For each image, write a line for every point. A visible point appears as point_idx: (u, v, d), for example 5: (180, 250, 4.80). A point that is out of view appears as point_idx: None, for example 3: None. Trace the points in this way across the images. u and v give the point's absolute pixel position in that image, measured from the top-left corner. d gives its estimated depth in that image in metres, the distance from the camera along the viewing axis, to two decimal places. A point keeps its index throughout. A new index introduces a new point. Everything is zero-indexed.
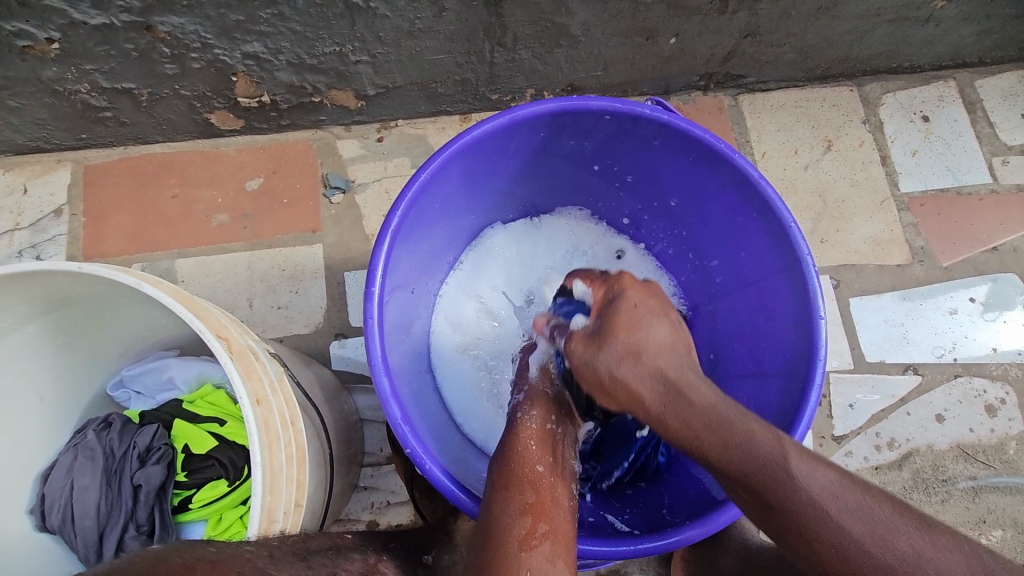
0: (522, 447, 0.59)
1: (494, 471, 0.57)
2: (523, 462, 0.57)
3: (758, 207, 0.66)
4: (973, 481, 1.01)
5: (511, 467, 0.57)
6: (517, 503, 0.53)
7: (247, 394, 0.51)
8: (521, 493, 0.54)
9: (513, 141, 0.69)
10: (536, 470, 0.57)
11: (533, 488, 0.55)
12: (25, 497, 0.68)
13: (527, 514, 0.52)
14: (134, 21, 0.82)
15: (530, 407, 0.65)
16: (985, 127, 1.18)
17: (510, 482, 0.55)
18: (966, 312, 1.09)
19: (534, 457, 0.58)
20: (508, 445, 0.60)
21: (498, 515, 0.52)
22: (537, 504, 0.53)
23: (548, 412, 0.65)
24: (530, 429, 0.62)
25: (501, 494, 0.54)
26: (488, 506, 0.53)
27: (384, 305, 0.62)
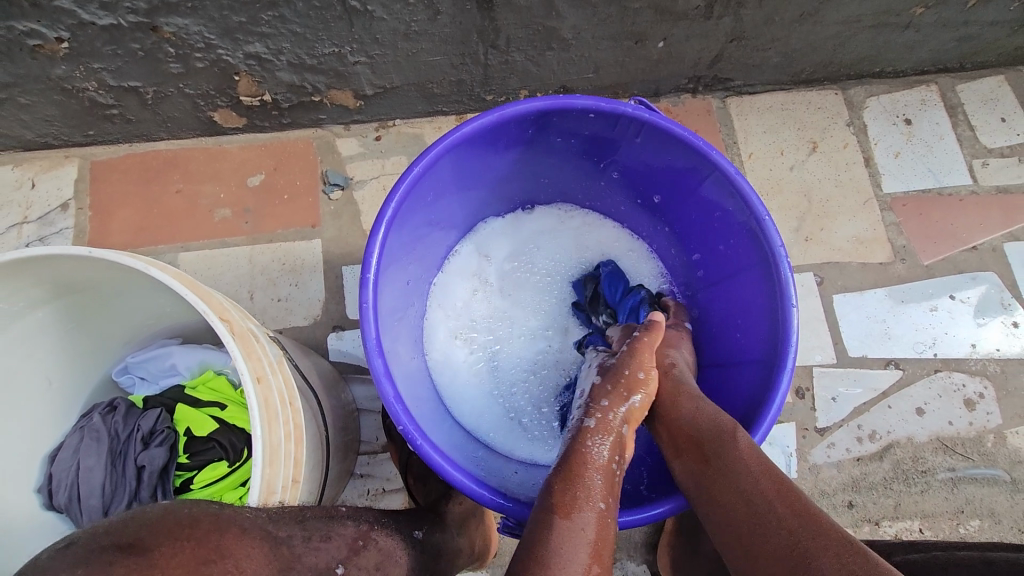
0: (588, 477, 0.58)
1: (555, 496, 0.56)
2: (588, 495, 0.56)
3: (734, 201, 0.69)
4: (952, 473, 1.04)
5: (576, 494, 0.56)
6: (578, 535, 0.53)
7: (248, 372, 0.54)
8: (582, 526, 0.54)
9: (502, 139, 0.72)
10: (599, 506, 0.56)
11: (594, 522, 0.55)
12: (34, 476, 0.72)
13: (585, 548, 0.53)
14: (140, 21, 0.85)
15: (601, 439, 0.61)
16: (966, 130, 1.21)
17: (574, 509, 0.55)
18: (946, 309, 1.13)
19: (599, 490, 0.57)
20: (575, 473, 0.58)
21: (558, 550, 0.52)
22: (596, 543, 0.54)
23: (617, 445, 0.62)
24: (598, 461, 0.59)
25: (564, 523, 0.54)
26: (548, 531, 0.53)
27: (378, 290, 0.65)
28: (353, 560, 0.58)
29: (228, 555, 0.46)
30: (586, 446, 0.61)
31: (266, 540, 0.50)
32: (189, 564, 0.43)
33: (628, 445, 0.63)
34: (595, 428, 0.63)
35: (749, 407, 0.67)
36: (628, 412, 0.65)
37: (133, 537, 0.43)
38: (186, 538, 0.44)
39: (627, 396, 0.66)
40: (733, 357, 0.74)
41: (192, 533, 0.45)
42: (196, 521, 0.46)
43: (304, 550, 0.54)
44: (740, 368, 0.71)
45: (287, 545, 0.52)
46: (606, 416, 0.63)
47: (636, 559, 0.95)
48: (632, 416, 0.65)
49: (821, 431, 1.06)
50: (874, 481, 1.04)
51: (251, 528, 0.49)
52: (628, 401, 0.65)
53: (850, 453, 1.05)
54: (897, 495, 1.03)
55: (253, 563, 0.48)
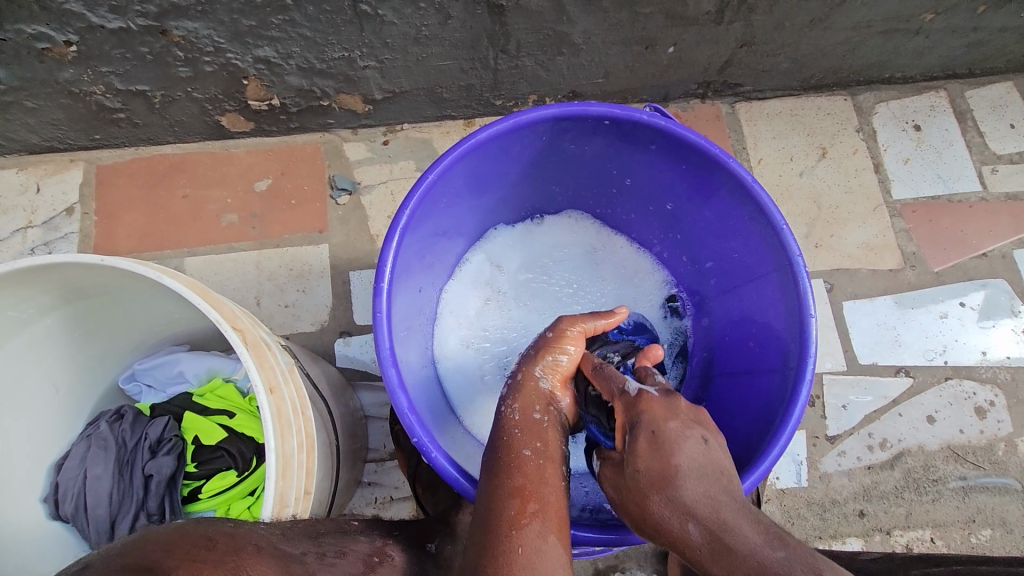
0: (507, 435, 0.60)
1: (483, 459, 0.59)
2: (509, 450, 0.58)
3: (751, 209, 0.68)
4: (963, 482, 1.03)
5: (499, 453, 0.58)
6: (505, 487, 0.55)
7: (261, 382, 0.53)
8: (509, 479, 0.56)
9: (516, 145, 0.71)
10: (522, 455, 0.58)
11: (519, 471, 0.56)
12: (40, 485, 0.70)
13: (515, 498, 0.54)
14: (150, 25, 0.85)
15: (512, 399, 0.63)
16: (975, 136, 1.21)
17: (498, 467, 0.57)
18: (956, 316, 1.12)
19: (521, 441, 0.59)
20: (494, 435, 0.60)
21: (488, 504, 0.54)
22: (523, 487, 0.55)
23: (535, 397, 0.63)
24: (513, 419, 0.61)
25: (490, 482, 0.56)
26: (479, 496, 0.55)
27: (392, 299, 0.64)
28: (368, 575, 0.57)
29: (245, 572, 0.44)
30: (504, 410, 0.63)
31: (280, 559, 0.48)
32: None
33: (552, 396, 0.65)
34: (513, 390, 0.64)
35: (766, 418, 0.66)
36: (544, 370, 0.65)
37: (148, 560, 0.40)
38: (202, 560, 0.42)
39: (535, 355, 0.66)
40: (750, 366, 0.73)
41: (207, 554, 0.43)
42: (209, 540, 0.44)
43: (319, 565, 0.51)
44: (756, 377, 0.71)
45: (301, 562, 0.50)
46: (516, 378, 0.65)
47: (645, 569, 0.94)
48: (551, 371, 0.66)
49: (832, 440, 1.05)
50: (885, 490, 1.03)
51: (265, 546, 0.47)
52: (535, 360, 0.66)
53: (861, 462, 1.04)
54: (909, 504, 1.02)
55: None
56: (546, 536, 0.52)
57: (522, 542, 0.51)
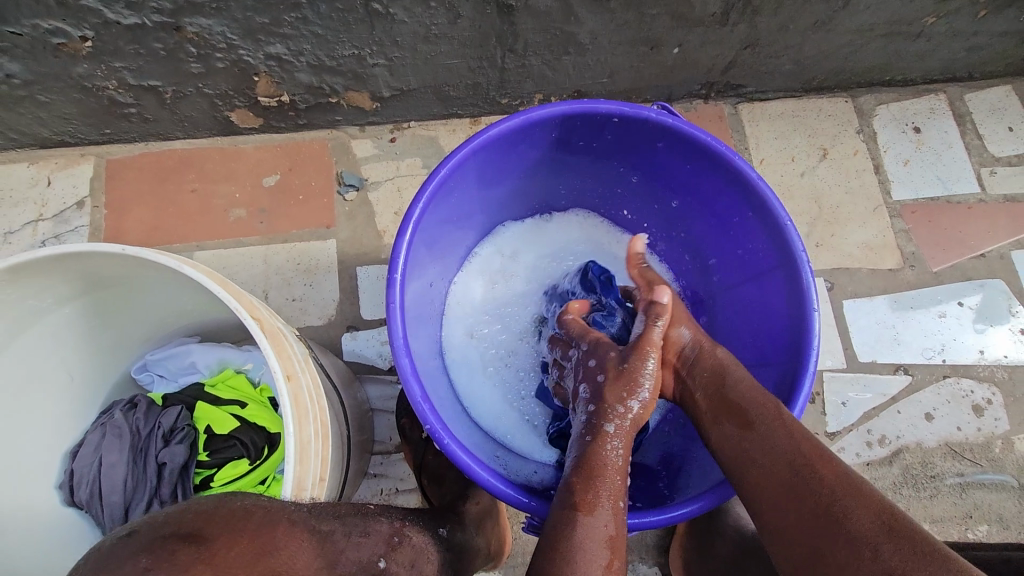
0: (606, 477, 0.59)
1: (573, 493, 0.58)
2: (605, 493, 0.58)
3: (755, 206, 0.70)
4: (961, 478, 1.05)
5: (596, 492, 0.58)
6: (601, 534, 0.55)
7: (279, 369, 0.54)
8: (605, 524, 0.56)
9: (526, 141, 0.73)
10: (616, 505, 0.58)
11: (616, 520, 0.57)
12: (55, 472, 0.72)
13: (606, 546, 0.55)
14: (165, 21, 0.86)
15: (615, 435, 0.63)
16: (974, 139, 1.23)
17: (596, 509, 0.57)
18: (954, 316, 1.14)
19: (618, 489, 0.59)
20: (590, 470, 0.60)
21: (582, 547, 0.54)
22: (615, 539, 0.56)
23: (629, 433, 0.64)
24: (615, 460, 0.61)
25: (585, 522, 0.56)
26: (572, 531, 0.55)
27: (404, 291, 0.65)
28: (391, 555, 0.59)
29: (281, 546, 0.46)
30: (602, 442, 0.62)
31: (314, 535, 0.50)
32: (249, 556, 0.42)
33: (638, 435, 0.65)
34: (612, 422, 0.64)
35: None
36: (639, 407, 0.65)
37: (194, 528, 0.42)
38: (244, 530, 0.44)
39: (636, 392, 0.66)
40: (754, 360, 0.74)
41: (247, 525, 0.44)
42: (247, 513, 0.46)
43: (347, 545, 0.54)
44: (760, 371, 0.72)
45: (331, 540, 0.52)
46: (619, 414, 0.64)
47: (647, 562, 0.95)
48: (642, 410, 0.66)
49: (831, 436, 1.06)
50: (883, 485, 1.05)
51: (298, 521, 0.49)
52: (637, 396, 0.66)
53: (860, 458, 1.05)
54: (906, 499, 1.04)
55: (306, 556, 0.48)
56: None
57: None
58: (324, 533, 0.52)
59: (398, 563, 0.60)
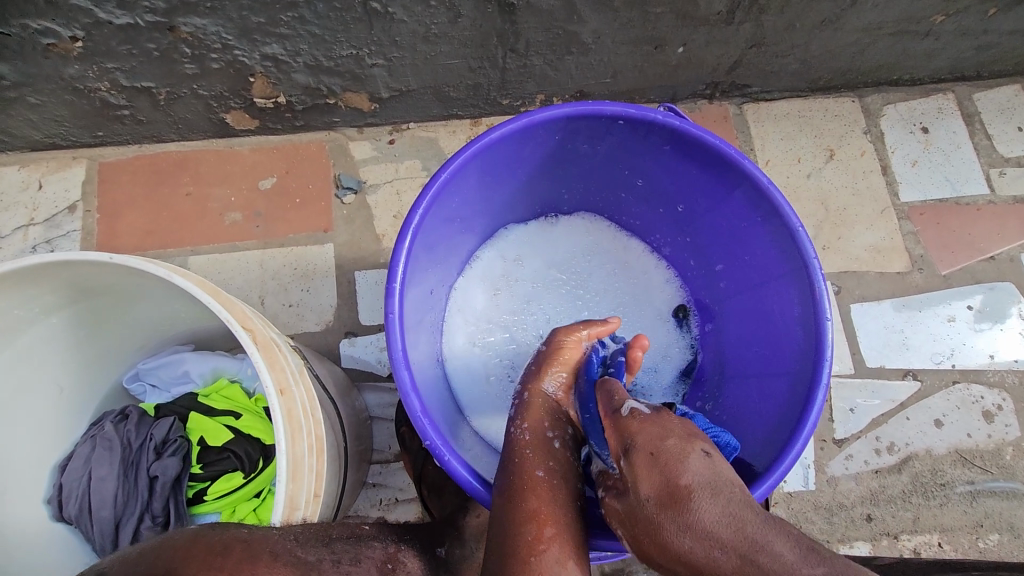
0: (520, 457, 0.63)
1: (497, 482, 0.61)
2: (523, 471, 0.61)
3: (765, 210, 0.68)
4: (971, 486, 1.03)
5: (515, 476, 0.60)
6: (522, 510, 0.57)
7: (272, 384, 0.52)
8: (524, 502, 0.58)
9: (529, 144, 0.71)
10: (535, 475, 0.60)
11: (534, 492, 0.58)
12: (44, 487, 0.69)
13: (531, 521, 0.56)
14: (157, 21, 0.84)
15: (524, 419, 0.67)
16: (983, 139, 1.21)
17: (515, 491, 0.59)
18: (963, 320, 1.12)
19: (533, 465, 0.61)
20: (507, 459, 0.63)
21: (505, 528, 0.56)
22: (538, 510, 0.57)
23: (543, 416, 0.68)
24: (526, 438, 0.65)
25: (505, 504, 0.57)
26: (498, 518, 0.57)
27: (403, 299, 0.63)
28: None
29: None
30: (516, 434, 0.66)
31: (298, 568, 0.47)
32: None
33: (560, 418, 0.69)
34: (521, 411, 0.69)
35: (780, 421, 0.66)
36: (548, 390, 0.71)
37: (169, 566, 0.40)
38: (220, 567, 0.42)
39: (540, 378, 0.72)
40: (762, 369, 0.72)
41: (225, 563, 0.43)
42: (227, 546, 0.44)
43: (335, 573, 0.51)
44: (769, 380, 0.70)
45: (317, 569, 0.49)
46: (524, 399, 0.70)
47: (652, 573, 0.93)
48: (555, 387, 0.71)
49: (839, 443, 1.04)
50: (893, 493, 1.02)
51: (281, 553, 0.47)
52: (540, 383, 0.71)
53: (868, 466, 1.03)
54: (916, 508, 1.02)
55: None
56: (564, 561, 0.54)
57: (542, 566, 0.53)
58: (310, 564, 0.48)
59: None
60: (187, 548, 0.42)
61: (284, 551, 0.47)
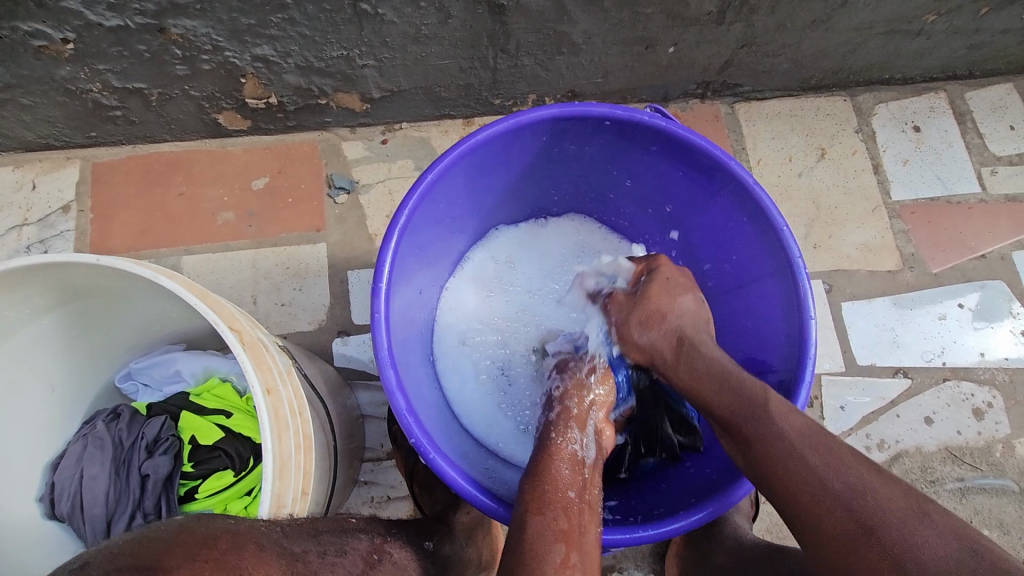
0: (556, 469, 0.59)
1: (526, 488, 0.58)
2: (556, 485, 0.57)
3: (751, 210, 0.68)
4: (960, 483, 1.04)
5: (546, 488, 0.57)
6: (552, 529, 0.54)
7: (258, 383, 0.53)
8: (555, 519, 0.55)
9: (517, 145, 0.71)
10: (568, 494, 0.57)
11: (566, 512, 0.55)
12: (36, 486, 0.70)
13: (560, 541, 0.53)
14: (148, 23, 0.84)
15: (566, 430, 0.64)
16: (975, 138, 1.21)
17: (545, 505, 0.56)
18: (954, 318, 1.12)
19: (568, 481, 0.58)
20: (541, 466, 0.60)
21: (533, 542, 0.53)
22: (568, 530, 0.54)
23: (578, 431, 0.64)
24: (565, 452, 0.61)
25: (535, 518, 0.55)
26: (523, 530, 0.54)
27: (390, 299, 0.64)
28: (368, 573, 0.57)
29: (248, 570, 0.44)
30: (552, 442, 0.63)
31: (283, 557, 0.48)
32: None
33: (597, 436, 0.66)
34: (558, 420, 0.66)
35: None
36: (590, 400, 0.68)
37: (151, 560, 0.40)
38: (204, 558, 0.42)
39: (586, 388, 0.70)
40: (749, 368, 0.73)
41: (208, 554, 0.43)
42: (212, 538, 0.44)
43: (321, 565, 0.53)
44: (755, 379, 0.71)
45: (303, 561, 0.51)
46: (568, 410, 0.67)
47: (642, 570, 0.94)
48: (597, 404, 0.69)
49: None
50: None
51: (266, 544, 0.48)
52: (587, 391, 0.69)
53: None
54: None
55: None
56: None
57: None
58: (297, 555, 0.50)
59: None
60: (171, 543, 0.42)
61: (268, 543, 0.48)
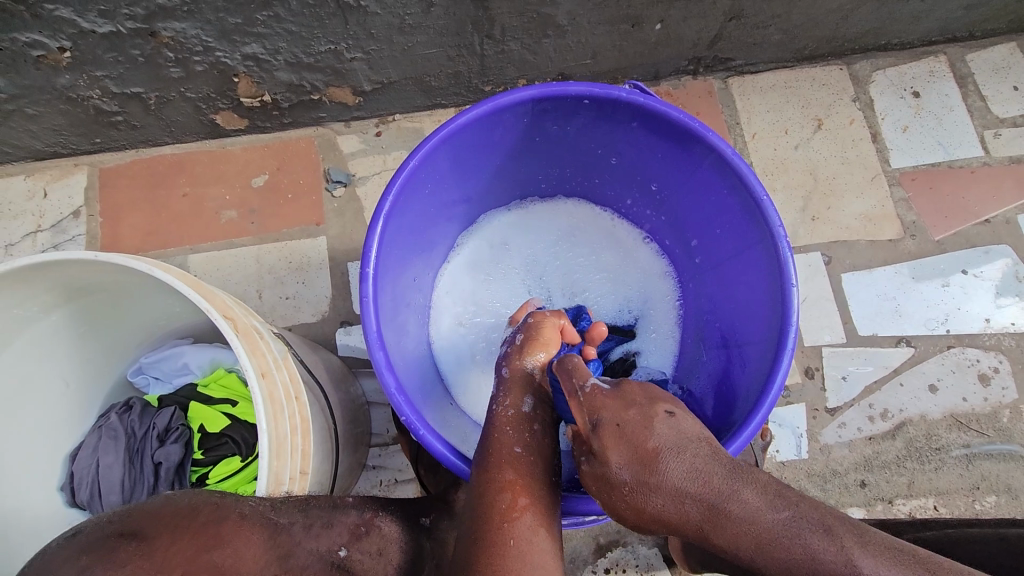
0: (499, 429, 0.60)
1: (476, 453, 0.59)
2: (500, 442, 0.59)
3: (731, 180, 0.68)
4: (967, 449, 1.03)
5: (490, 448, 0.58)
6: (497, 480, 0.55)
7: (253, 368, 0.55)
8: (500, 472, 0.56)
9: (498, 128, 0.72)
10: (512, 450, 0.58)
11: (511, 464, 0.56)
12: (57, 475, 0.74)
13: (505, 490, 0.54)
14: (139, 28, 0.87)
15: (505, 394, 0.65)
16: (977, 100, 1.19)
17: (490, 462, 0.57)
18: (958, 285, 1.11)
19: (513, 439, 0.59)
20: (487, 430, 0.61)
21: (481, 495, 0.55)
22: (515, 481, 0.55)
23: (521, 389, 0.65)
24: (506, 415, 0.62)
25: (480, 476, 0.56)
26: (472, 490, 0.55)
27: (379, 282, 0.66)
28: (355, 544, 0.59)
29: (229, 541, 0.47)
30: (495, 410, 0.63)
31: (266, 527, 0.51)
32: (188, 552, 0.45)
33: (542, 391, 0.66)
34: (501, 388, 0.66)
35: (753, 387, 0.66)
36: (530, 364, 0.68)
37: (133, 527, 0.44)
38: (185, 527, 0.46)
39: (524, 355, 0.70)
40: (735, 338, 0.73)
41: (191, 523, 0.47)
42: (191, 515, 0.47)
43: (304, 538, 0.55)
44: (744, 350, 0.71)
45: (288, 532, 0.52)
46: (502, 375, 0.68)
47: (647, 544, 0.95)
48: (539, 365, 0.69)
49: (832, 412, 1.04)
50: (887, 459, 1.03)
51: (250, 514, 0.50)
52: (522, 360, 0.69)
53: (862, 433, 1.03)
54: (911, 473, 1.02)
55: (252, 550, 0.48)
56: (537, 529, 0.53)
57: (513, 532, 0.52)
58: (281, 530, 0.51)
59: (362, 552, 0.59)
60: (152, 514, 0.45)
61: (252, 513, 0.50)
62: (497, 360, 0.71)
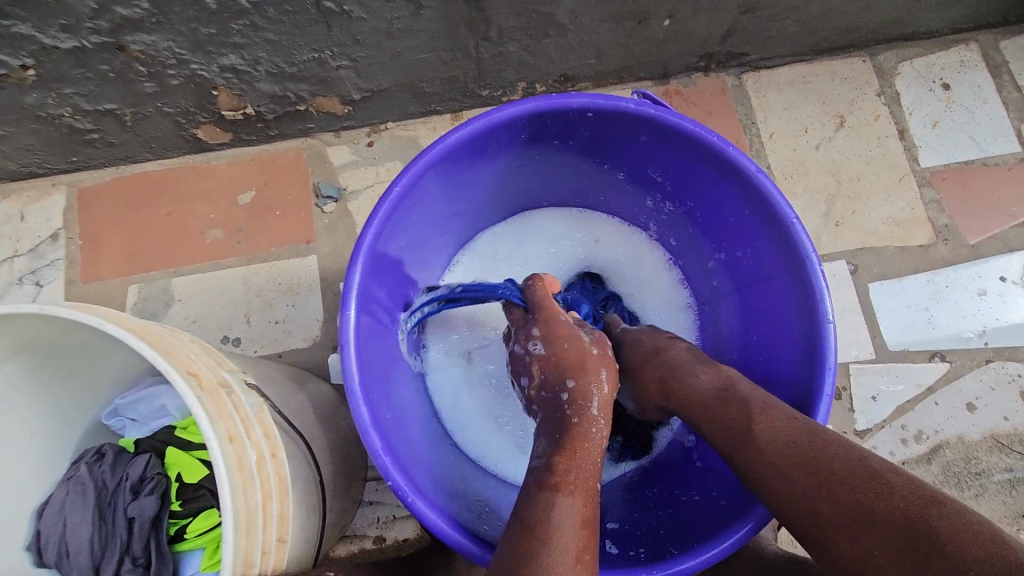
0: (588, 455, 0.57)
1: (555, 471, 0.55)
2: (588, 471, 0.56)
3: (754, 200, 0.62)
4: (1010, 473, 0.95)
5: (576, 473, 0.55)
6: (581, 515, 0.52)
7: (218, 435, 0.49)
8: (580, 506, 0.53)
9: (491, 146, 0.65)
10: (594, 484, 0.56)
11: (591, 501, 0.54)
12: (22, 534, 0.66)
13: (581, 527, 0.51)
14: (105, 42, 0.80)
15: (606, 420, 0.62)
16: (1013, 92, 1.10)
17: (577, 488, 0.54)
18: (996, 293, 1.03)
19: (593, 470, 0.57)
20: (574, 448, 0.58)
21: (562, 525, 0.51)
22: (590, 520, 0.52)
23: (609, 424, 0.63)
24: (599, 445, 0.59)
25: (566, 505, 0.52)
26: (551, 515, 0.51)
27: (360, 326, 0.59)
28: None
29: None
30: (587, 426, 0.60)
31: None
32: None
33: None
34: (599, 413, 0.62)
35: None
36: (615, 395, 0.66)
37: None
38: None
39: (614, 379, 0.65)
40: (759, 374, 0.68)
41: None
42: None
43: None
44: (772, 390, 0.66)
45: None
46: (604, 390, 0.63)
47: None
48: None
49: (861, 435, 0.97)
50: None
51: None
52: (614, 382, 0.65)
53: (894, 457, 0.96)
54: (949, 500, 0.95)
55: None
56: None
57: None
58: None
59: None
60: None
61: None
62: (563, 350, 0.65)
